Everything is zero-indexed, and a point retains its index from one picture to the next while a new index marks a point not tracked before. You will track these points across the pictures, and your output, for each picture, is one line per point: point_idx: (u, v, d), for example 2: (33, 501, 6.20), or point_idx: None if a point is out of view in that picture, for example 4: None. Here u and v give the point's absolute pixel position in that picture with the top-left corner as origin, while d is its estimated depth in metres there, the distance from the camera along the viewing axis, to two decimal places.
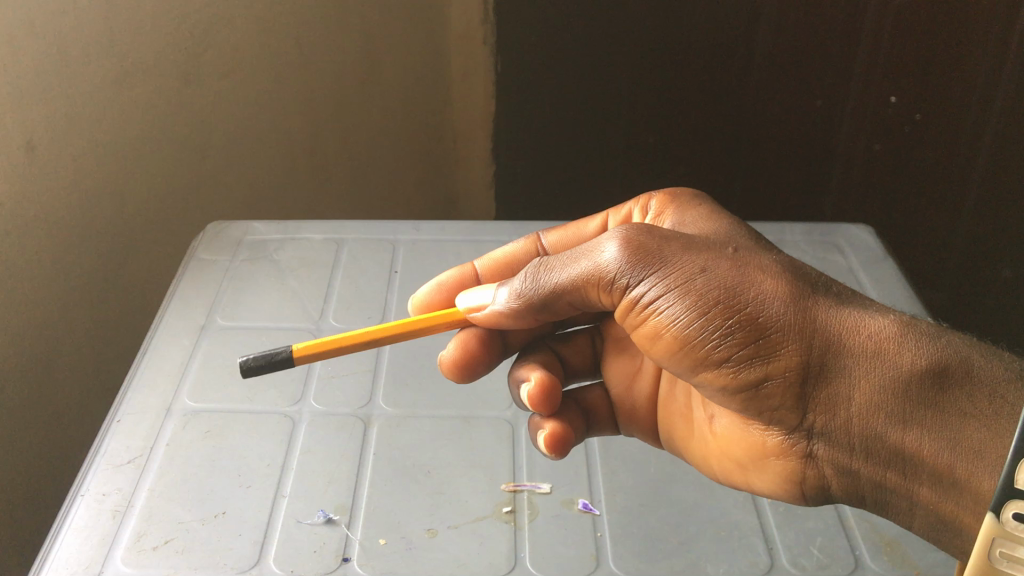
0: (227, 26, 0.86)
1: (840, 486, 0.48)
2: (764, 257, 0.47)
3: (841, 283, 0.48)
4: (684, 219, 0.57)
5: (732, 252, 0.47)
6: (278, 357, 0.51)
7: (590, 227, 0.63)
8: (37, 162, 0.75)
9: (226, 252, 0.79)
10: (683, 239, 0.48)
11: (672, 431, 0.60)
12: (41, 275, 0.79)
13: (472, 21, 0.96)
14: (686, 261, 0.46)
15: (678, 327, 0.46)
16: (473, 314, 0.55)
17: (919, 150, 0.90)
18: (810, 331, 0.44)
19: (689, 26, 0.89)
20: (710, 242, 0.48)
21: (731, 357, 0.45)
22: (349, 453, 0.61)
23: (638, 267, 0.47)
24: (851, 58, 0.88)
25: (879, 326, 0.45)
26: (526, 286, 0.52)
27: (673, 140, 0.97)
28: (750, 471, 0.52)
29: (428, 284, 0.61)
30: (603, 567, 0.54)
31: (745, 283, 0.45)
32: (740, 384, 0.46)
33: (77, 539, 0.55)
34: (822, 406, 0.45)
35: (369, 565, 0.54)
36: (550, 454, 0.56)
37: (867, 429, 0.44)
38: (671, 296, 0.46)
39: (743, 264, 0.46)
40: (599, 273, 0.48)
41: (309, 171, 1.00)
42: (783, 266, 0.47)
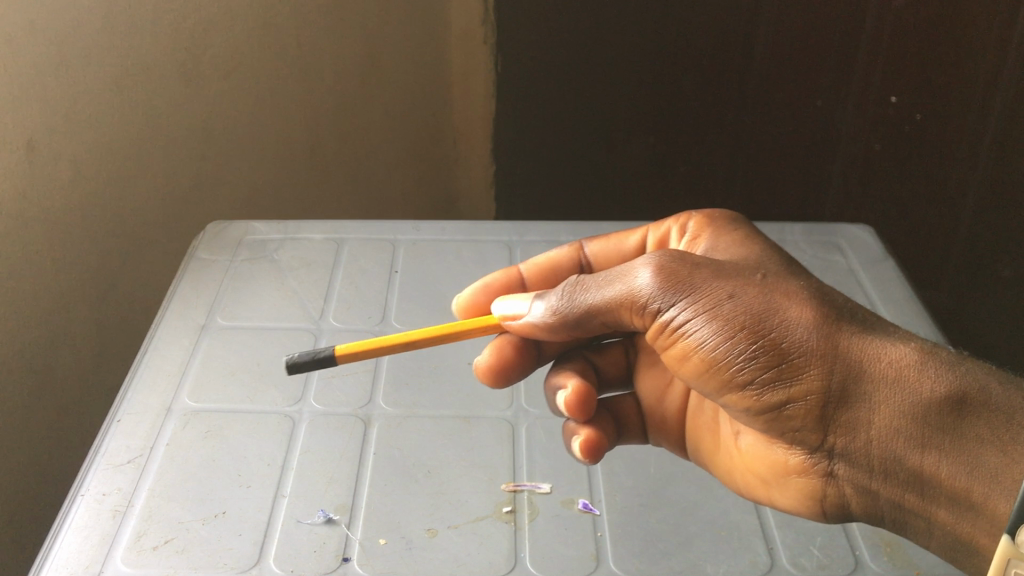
0: (227, 26, 0.86)
1: (860, 507, 0.48)
2: (791, 284, 0.47)
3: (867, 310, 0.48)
4: (716, 241, 0.56)
5: (761, 278, 0.47)
6: (323, 355, 0.53)
7: (631, 240, 0.63)
8: (37, 161, 0.76)
9: (226, 251, 0.79)
10: (714, 265, 0.48)
11: (698, 443, 0.59)
12: (40, 274, 0.79)
13: (472, 21, 0.96)
14: (714, 286, 0.47)
15: (705, 349, 0.47)
16: (507, 322, 0.55)
17: (919, 151, 0.89)
18: (834, 358, 0.45)
19: (689, 26, 0.89)
20: (740, 267, 0.48)
21: (754, 379, 0.46)
22: (349, 454, 0.61)
23: (670, 291, 0.47)
24: (851, 58, 0.88)
25: (902, 354, 0.45)
26: (561, 304, 0.52)
27: (673, 140, 0.97)
28: (770, 489, 0.52)
29: (472, 285, 0.61)
30: (603, 567, 0.54)
31: (773, 309, 0.46)
32: (763, 406, 0.47)
33: (77, 538, 0.55)
34: (844, 430, 0.45)
35: (369, 564, 0.54)
36: (583, 458, 0.55)
37: (887, 452, 0.44)
38: (699, 319, 0.47)
39: (772, 290, 0.47)
40: (633, 297, 0.49)
41: (309, 171, 1.00)
42: (809, 291, 0.47)
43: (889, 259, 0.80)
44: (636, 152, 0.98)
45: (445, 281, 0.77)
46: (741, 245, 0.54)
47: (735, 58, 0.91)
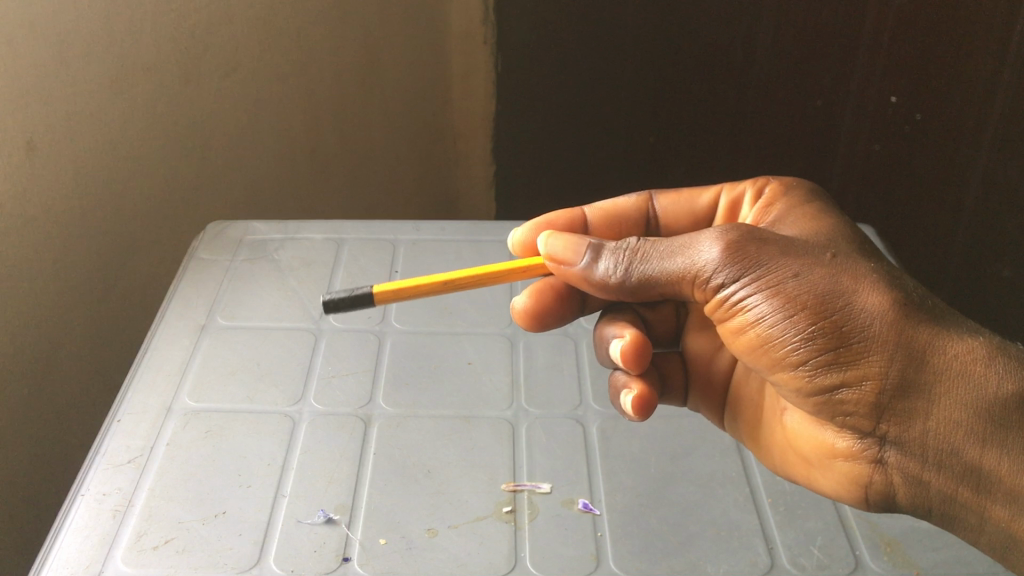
0: (227, 26, 0.86)
1: (905, 497, 0.48)
2: (866, 264, 0.47)
3: (932, 299, 0.48)
4: (793, 208, 0.55)
5: (830, 258, 0.47)
6: (359, 294, 0.54)
7: (703, 199, 0.63)
8: (37, 163, 0.76)
9: (226, 252, 0.79)
10: (782, 242, 0.47)
11: (740, 414, 0.60)
12: (40, 274, 0.79)
13: (472, 21, 0.96)
14: (782, 264, 0.46)
15: (765, 326, 0.47)
16: (552, 264, 0.54)
17: (918, 151, 0.89)
18: (900, 345, 0.45)
19: (690, 26, 0.89)
20: (808, 245, 0.48)
21: (814, 360, 0.46)
22: (349, 454, 0.61)
23: (735, 266, 0.47)
24: (851, 57, 0.88)
25: (967, 347, 0.45)
26: (619, 269, 0.51)
27: (674, 139, 0.97)
28: (814, 470, 0.53)
29: (527, 224, 0.61)
30: (603, 568, 0.54)
31: (842, 292, 0.45)
32: (818, 387, 0.47)
33: (76, 539, 0.55)
34: (901, 416, 0.46)
35: (369, 564, 0.54)
36: (634, 414, 0.55)
37: (943, 442, 0.45)
38: (762, 297, 0.46)
39: (841, 273, 0.46)
40: (697, 272, 0.48)
41: (309, 172, 1.00)
42: (883, 276, 0.47)
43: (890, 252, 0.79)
44: (636, 152, 0.98)
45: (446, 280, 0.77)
46: (819, 216, 0.52)
47: (735, 58, 0.90)
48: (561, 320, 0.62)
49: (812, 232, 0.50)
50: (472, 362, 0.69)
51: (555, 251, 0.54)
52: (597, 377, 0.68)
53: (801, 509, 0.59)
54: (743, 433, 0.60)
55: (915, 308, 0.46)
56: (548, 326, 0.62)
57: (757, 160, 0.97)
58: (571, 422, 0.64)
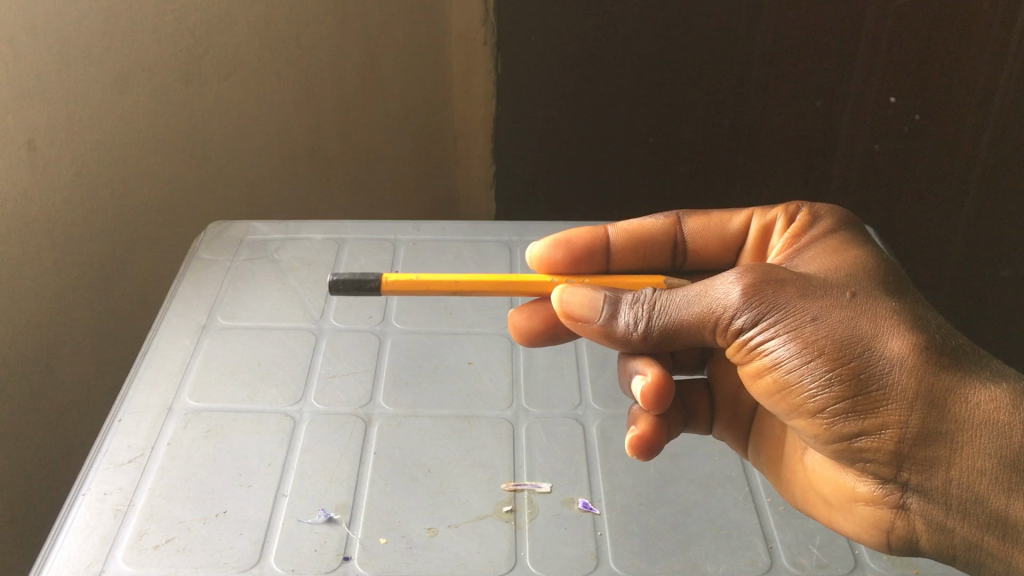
0: (229, 26, 0.86)
1: (928, 543, 0.48)
2: (888, 303, 0.46)
3: (958, 338, 0.47)
4: (825, 235, 0.54)
5: (850, 299, 0.46)
6: (368, 283, 0.54)
7: (734, 222, 0.62)
8: (38, 162, 0.76)
9: (227, 252, 0.79)
10: (800, 282, 0.47)
11: (761, 444, 0.59)
12: (40, 274, 0.79)
13: (472, 21, 0.97)
14: (800, 308, 0.46)
15: (784, 370, 0.47)
16: (567, 317, 0.53)
17: (919, 150, 0.90)
18: (921, 392, 0.45)
19: (689, 27, 0.89)
20: (827, 285, 0.47)
21: (833, 407, 0.46)
22: (349, 454, 0.61)
23: (754, 309, 0.47)
24: (850, 60, 0.88)
25: (992, 392, 0.45)
26: (640, 322, 0.51)
27: (673, 140, 0.97)
28: (835, 511, 0.53)
29: (545, 240, 0.61)
30: (603, 567, 0.55)
31: (862, 338, 0.45)
32: (836, 434, 0.47)
33: (77, 539, 0.55)
34: (923, 465, 0.46)
35: (369, 564, 0.54)
36: (631, 450, 0.55)
37: (966, 490, 0.45)
38: (781, 341, 0.46)
39: (862, 315, 0.46)
40: (716, 317, 0.48)
41: (309, 172, 1.01)
42: (905, 317, 0.46)
43: None
44: (636, 152, 0.98)
45: None
46: (843, 248, 0.52)
47: (735, 57, 0.91)
48: (552, 340, 0.62)
49: (831, 268, 0.50)
50: (472, 362, 0.69)
51: (568, 303, 0.52)
52: (597, 379, 0.68)
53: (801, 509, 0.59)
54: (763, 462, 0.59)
55: (938, 352, 0.45)
56: (537, 344, 0.62)
57: (756, 160, 0.97)
58: (571, 422, 0.64)
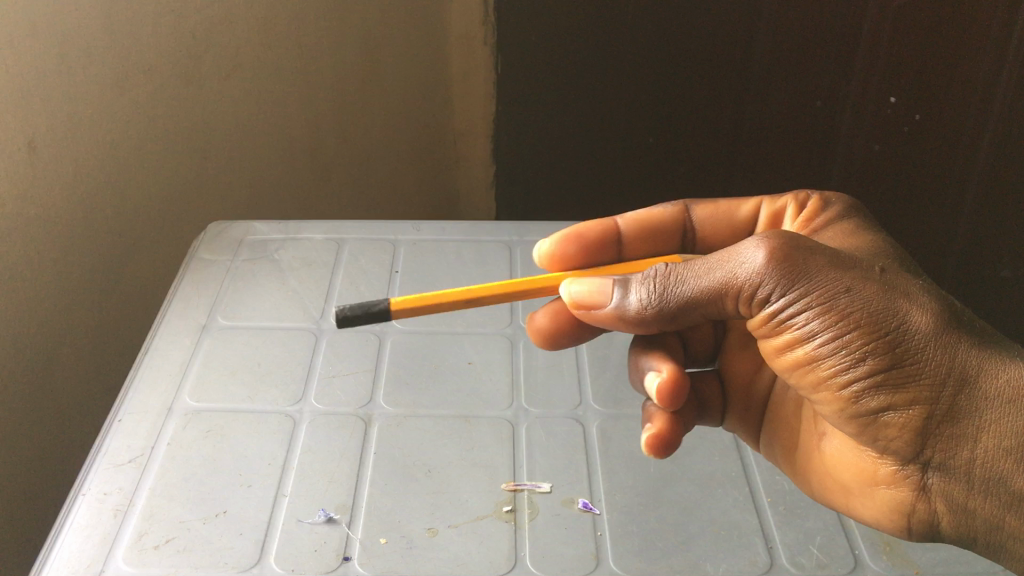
0: (227, 27, 0.86)
1: (950, 524, 0.48)
2: (916, 281, 0.47)
3: (984, 320, 0.48)
4: (835, 223, 0.56)
5: (880, 273, 0.46)
6: (376, 307, 0.52)
7: (742, 210, 0.62)
8: (38, 162, 0.76)
9: (227, 252, 0.79)
10: (831, 255, 0.46)
11: (774, 436, 0.60)
12: (40, 275, 0.79)
13: (473, 22, 0.97)
14: (832, 279, 0.45)
15: (810, 341, 0.47)
16: (579, 310, 0.53)
17: (919, 149, 0.90)
18: (949, 367, 0.45)
19: (691, 26, 0.89)
20: (858, 260, 0.47)
21: (859, 379, 0.46)
22: (349, 454, 0.61)
23: (782, 280, 0.46)
24: (850, 59, 0.88)
25: (1022, 371, 0.44)
26: (654, 296, 0.50)
27: (673, 140, 0.97)
28: (855, 496, 0.53)
29: (555, 234, 0.60)
30: (603, 567, 0.55)
31: (892, 312, 0.45)
32: (862, 408, 0.47)
33: (78, 538, 0.55)
34: (947, 443, 0.45)
35: (369, 564, 0.54)
36: (650, 451, 0.54)
37: (991, 471, 0.45)
38: (810, 312, 0.46)
39: (892, 289, 0.46)
40: (738, 283, 0.47)
41: (309, 172, 1.01)
42: (933, 295, 0.46)
43: None
44: (636, 152, 0.98)
45: (446, 281, 0.77)
46: (857, 233, 0.54)
47: (736, 57, 0.91)
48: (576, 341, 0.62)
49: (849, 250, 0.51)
50: (472, 362, 0.69)
51: (580, 296, 0.53)
52: (597, 379, 0.68)
53: (802, 509, 0.59)
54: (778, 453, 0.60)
55: (966, 330, 0.45)
56: (561, 347, 0.62)
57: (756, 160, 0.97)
58: (571, 421, 0.64)
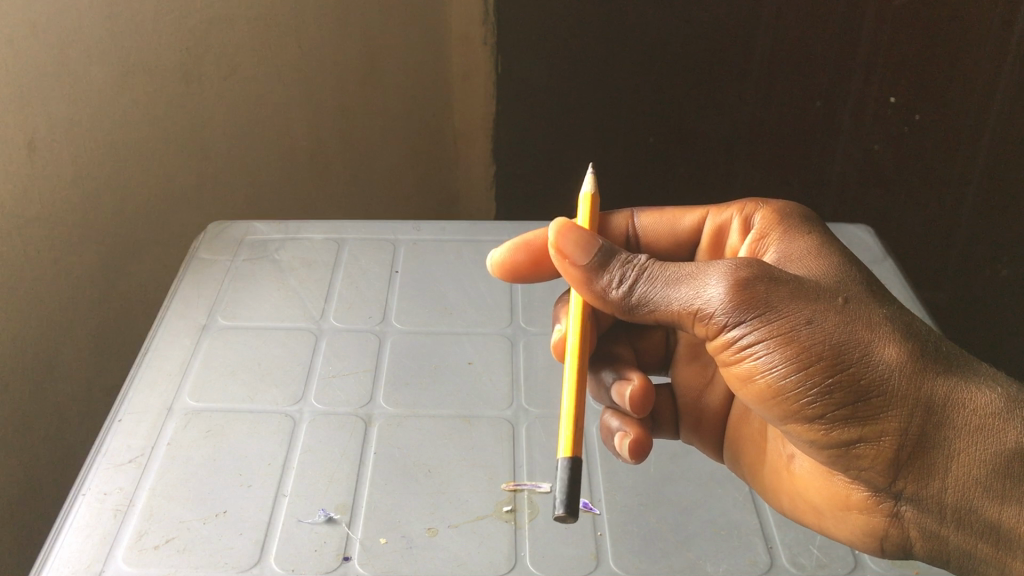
0: (227, 26, 0.86)
1: (923, 548, 0.49)
2: (879, 310, 0.46)
3: (949, 343, 0.47)
4: (791, 241, 0.54)
5: (842, 305, 0.46)
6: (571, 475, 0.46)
7: (688, 220, 0.63)
8: (38, 163, 0.76)
9: (227, 252, 0.80)
10: (793, 283, 0.46)
11: (739, 458, 0.60)
12: (40, 275, 0.79)
13: (472, 22, 0.97)
14: (793, 310, 0.45)
15: (771, 373, 0.46)
16: (552, 253, 0.51)
17: (919, 150, 0.90)
18: (915, 399, 0.44)
19: (690, 27, 0.89)
20: (820, 289, 0.46)
21: (825, 412, 0.46)
22: (349, 453, 0.61)
23: (743, 311, 0.45)
24: (850, 57, 0.87)
25: (984, 396, 0.45)
26: (624, 285, 0.49)
27: (672, 140, 0.97)
28: (826, 519, 0.54)
29: (508, 243, 0.61)
30: (603, 566, 0.55)
31: (854, 344, 0.45)
32: (832, 440, 0.47)
33: (77, 539, 0.55)
34: (917, 475, 0.46)
35: (369, 564, 0.54)
36: (625, 455, 0.56)
37: (962, 501, 0.45)
38: (773, 343, 0.45)
39: (854, 320, 0.45)
40: (698, 307, 0.47)
41: (310, 172, 1.01)
42: (896, 323, 0.46)
43: (889, 254, 0.80)
44: (637, 153, 0.98)
45: (445, 281, 0.77)
46: (822, 252, 0.51)
47: (736, 57, 0.91)
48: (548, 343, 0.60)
49: (819, 271, 0.49)
50: (472, 362, 0.69)
51: (569, 241, 0.50)
52: None
53: None
54: (746, 475, 0.60)
55: (929, 358, 0.45)
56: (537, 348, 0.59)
57: (756, 161, 0.97)
58: None
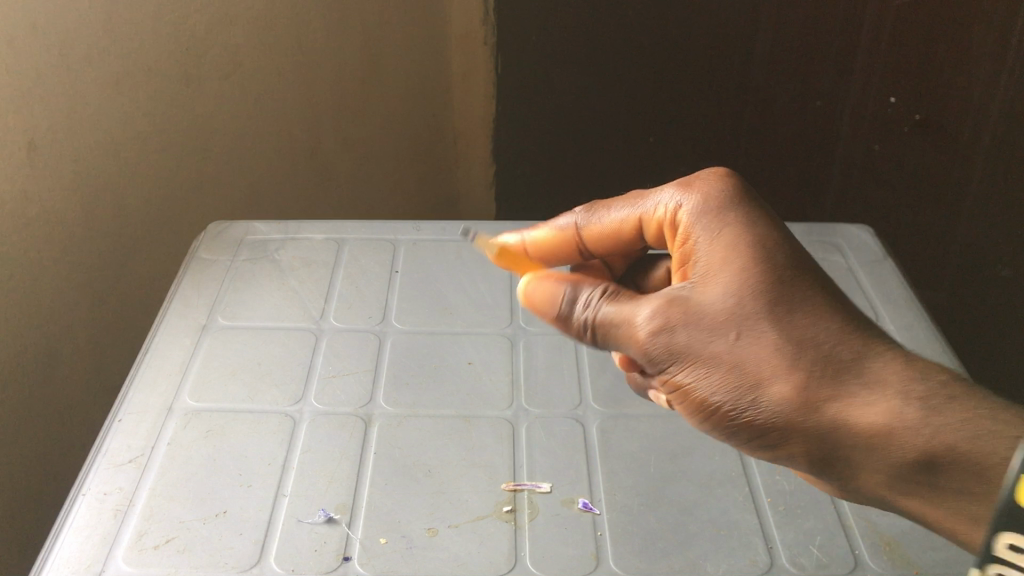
0: (227, 26, 0.86)
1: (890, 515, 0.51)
2: (769, 334, 0.44)
3: (850, 350, 0.44)
4: (720, 256, 0.48)
5: (730, 337, 0.45)
6: None
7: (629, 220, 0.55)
8: (38, 162, 0.76)
9: (226, 252, 0.80)
10: (683, 318, 0.45)
11: None
12: (40, 274, 0.79)
13: (472, 21, 0.98)
14: (677, 350, 0.45)
15: (679, 401, 0.48)
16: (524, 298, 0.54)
17: (918, 152, 0.90)
18: (813, 434, 0.44)
19: (689, 27, 0.89)
20: (711, 320, 0.45)
21: (734, 436, 0.47)
22: (349, 454, 0.61)
23: (634, 351, 0.47)
24: (851, 57, 0.88)
25: (880, 412, 0.42)
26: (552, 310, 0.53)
27: (672, 140, 0.97)
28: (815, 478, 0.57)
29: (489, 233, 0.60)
30: (603, 567, 0.55)
31: (741, 379, 0.44)
32: (752, 452, 0.48)
33: (77, 539, 0.55)
34: (841, 481, 0.47)
35: (369, 564, 0.54)
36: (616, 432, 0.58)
37: (885, 499, 0.46)
38: (668, 378, 0.47)
39: (742, 353, 0.44)
40: (600, 342, 0.49)
41: (309, 172, 1.01)
42: (786, 350, 0.44)
43: (890, 255, 0.80)
44: (637, 153, 0.98)
45: (445, 281, 0.77)
46: (737, 269, 0.46)
47: (736, 57, 0.91)
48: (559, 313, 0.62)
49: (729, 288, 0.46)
50: (472, 362, 0.69)
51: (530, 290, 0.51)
52: (597, 379, 0.68)
53: (801, 509, 0.59)
54: None
55: (817, 384, 0.43)
56: None
57: (757, 160, 0.97)
58: (571, 421, 0.64)
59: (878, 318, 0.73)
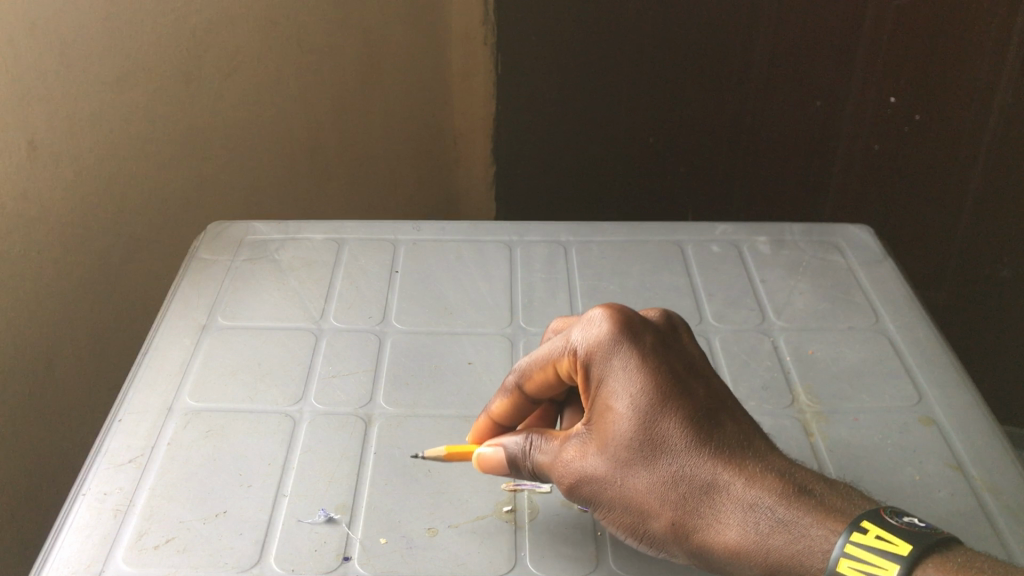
0: (227, 27, 0.86)
1: None
2: (644, 474, 0.48)
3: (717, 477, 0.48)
4: (612, 407, 0.49)
5: (615, 479, 0.49)
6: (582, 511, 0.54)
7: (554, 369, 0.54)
8: (37, 162, 0.76)
9: (227, 252, 0.80)
10: (577, 466, 0.50)
11: None
12: (40, 274, 0.79)
13: (472, 22, 0.98)
14: (576, 490, 0.51)
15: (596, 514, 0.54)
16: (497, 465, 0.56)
17: (919, 151, 0.90)
18: (687, 551, 0.49)
19: (689, 26, 0.89)
20: (599, 464, 0.49)
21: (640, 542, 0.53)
22: (349, 453, 0.61)
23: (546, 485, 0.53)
24: (851, 56, 0.88)
25: (734, 533, 0.47)
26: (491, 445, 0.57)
27: (672, 141, 0.97)
28: None
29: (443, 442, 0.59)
30: (603, 566, 0.54)
31: (628, 512, 0.49)
32: None
33: (77, 538, 0.55)
34: None
35: (369, 564, 0.54)
36: None
37: None
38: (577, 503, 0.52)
39: (625, 492, 0.49)
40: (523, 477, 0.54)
41: (309, 173, 1.01)
42: (660, 488, 0.48)
43: (891, 254, 0.80)
44: (637, 153, 0.98)
45: (446, 281, 0.77)
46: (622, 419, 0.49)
47: (736, 55, 0.90)
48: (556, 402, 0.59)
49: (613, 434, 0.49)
50: (472, 362, 0.69)
51: (482, 455, 0.54)
52: None
53: None
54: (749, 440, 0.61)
55: (681, 512, 0.48)
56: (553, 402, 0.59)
57: (757, 161, 0.97)
58: None
59: (877, 318, 0.73)
